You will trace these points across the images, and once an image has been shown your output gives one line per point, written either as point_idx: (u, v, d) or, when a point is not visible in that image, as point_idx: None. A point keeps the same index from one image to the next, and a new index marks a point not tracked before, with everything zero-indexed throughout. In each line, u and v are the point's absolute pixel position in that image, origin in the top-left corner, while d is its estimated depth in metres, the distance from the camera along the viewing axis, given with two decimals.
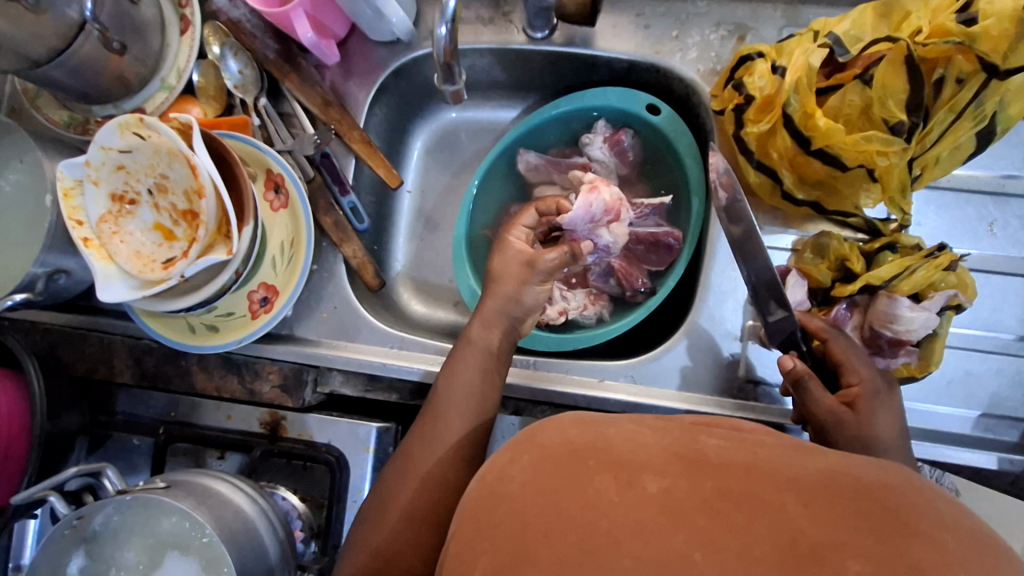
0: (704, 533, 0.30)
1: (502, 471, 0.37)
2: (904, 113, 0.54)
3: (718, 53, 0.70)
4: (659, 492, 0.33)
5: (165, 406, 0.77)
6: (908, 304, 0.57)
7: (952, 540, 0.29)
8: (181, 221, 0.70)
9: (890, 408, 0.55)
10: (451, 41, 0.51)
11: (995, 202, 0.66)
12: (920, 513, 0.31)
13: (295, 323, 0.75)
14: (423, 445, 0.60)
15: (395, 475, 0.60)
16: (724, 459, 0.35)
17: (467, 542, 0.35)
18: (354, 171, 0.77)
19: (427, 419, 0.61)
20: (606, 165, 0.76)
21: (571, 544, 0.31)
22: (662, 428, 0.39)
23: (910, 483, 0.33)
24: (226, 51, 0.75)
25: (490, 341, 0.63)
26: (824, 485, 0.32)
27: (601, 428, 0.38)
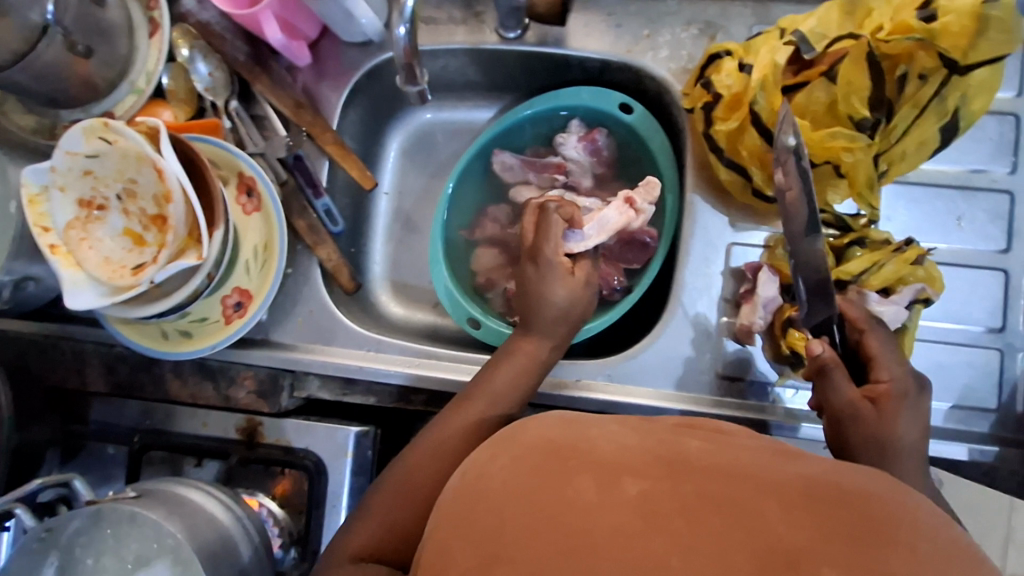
0: (683, 537, 0.31)
1: (478, 471, 0.37)
2: (867, 109, 0.55)
3: (689, 52, 0.70)
4: (640, 494, 0.33)
5: (139, 415, 0.75)
6: (875, 299, 0.58)
7: (925, 549, 0.31)
8: (152, 226, 0.69)
9: (917, 414, 0.54)
10: (410, 41, 0.50)
11: (962, 196, 0.67)
12: (898, 520, 0.32)
13: (271, 328, 0.74)
14: (451, 430, 0.59)
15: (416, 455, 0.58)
16: (703, 461, 0.35)
17: (446, 536, 0.36)
18: (328, 173, 0.76)
19: (460, 405, 0.60)
20: (581, 165, 0.77)
21: (548, 547, 0.32)
22: (646, 429, 0.39)
23: (896, 491, 0.34)
24: (196, 54, 0.74)
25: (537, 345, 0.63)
26: (803, 492, 0.33)
27: (583, 429, 0.38)
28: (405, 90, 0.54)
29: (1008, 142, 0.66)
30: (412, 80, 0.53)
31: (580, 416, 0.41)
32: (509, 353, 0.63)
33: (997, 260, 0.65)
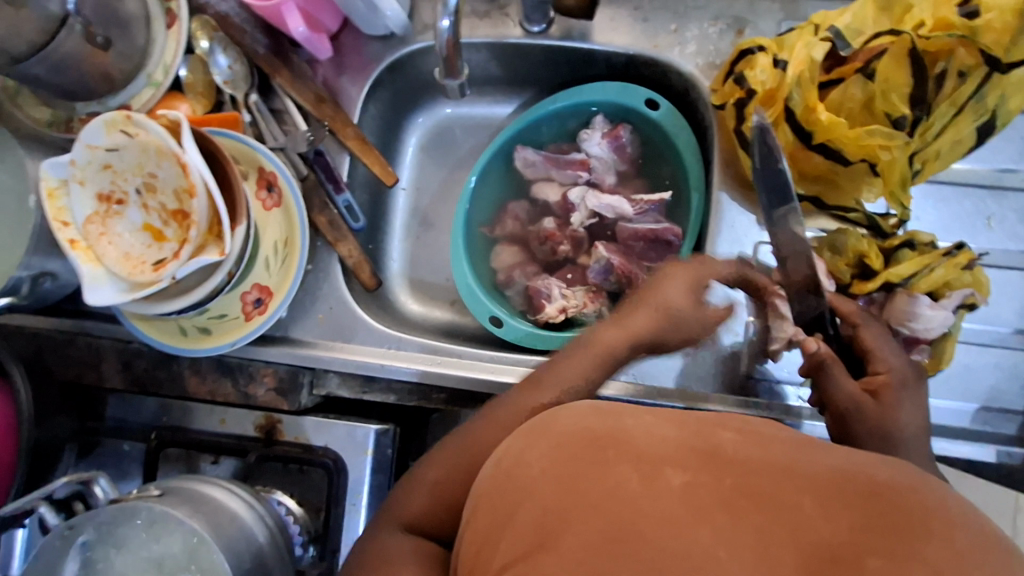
0: (727, 531, 0.31)
1: (518, 460, 0.37)
2: (906, 106, 0.54)
3: (716, 47, 0.69)
4: (683, 486, 0.33)
5: (156, 411, 0.75)
6: (928, 303, 0.58)
7: (962, 539, 0.30)
8: (171, 221, 0.68)
9: (916, 402, 0.53)
10: (453, 33, 0.49)
11: (991, 195, 0.66)
12: (932, 511, 0.31)
13: (291, 325, 0.74)
14: (512, 412, 0.55)
15: (476, 435, 0.55)
16: (743, 455, 0.35)
17: (488, 522, 0.36)
18: (349, 169, 0.75)
19: (526, 390, 0.56)
20: (605, 161, 0.76)
21: (591, 534, 0.32)
22: (682, 420, 0.39)
23: (923, 486, 0.33)
24: (215, 47, 0.72)
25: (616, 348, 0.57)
26: (836, 484, 0.32)
27: (621, 420, 0.38)
28: (444, 83, 0.53)
29: None
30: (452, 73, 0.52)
31: (615, 405, 0.41)
32: (584, 344, 0.58)
33: None
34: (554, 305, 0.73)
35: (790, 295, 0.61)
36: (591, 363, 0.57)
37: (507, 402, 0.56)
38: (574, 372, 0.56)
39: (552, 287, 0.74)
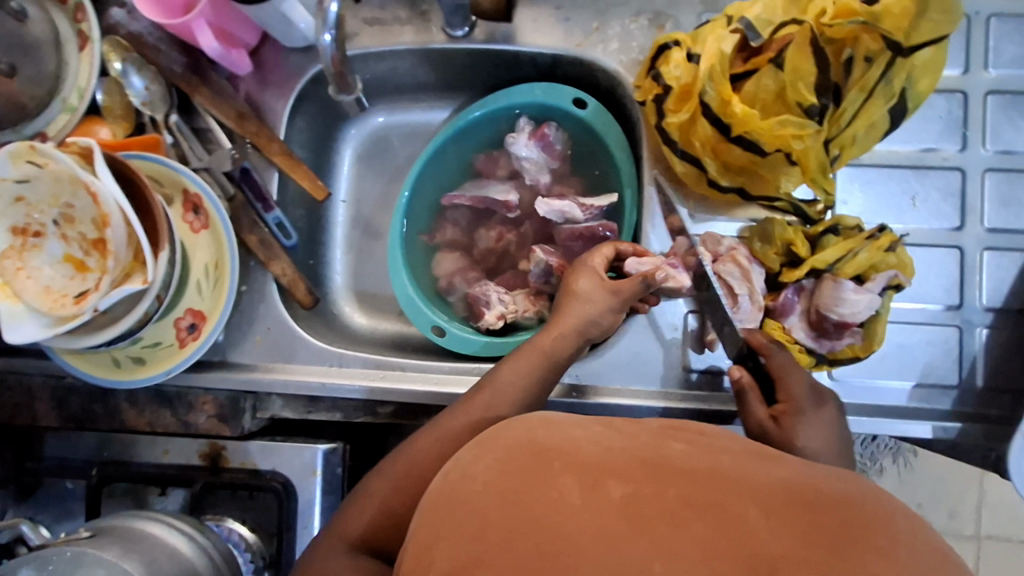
0: (667, 543, 0.31)
1: (465, 469, 0.37)
2: (814, 95, 0.55)
3: (639, 43, 0.69)
4: (623, 498, 0.33)
5: (97, 446, 0.71)
6: (853, 287, 0.59)
7: (906, 556, 0.30)
8: (93, 251, 0.66)
9: (823, 425, 0.55)
10: (337, 49, 0.49)
11: (915, 176, 0.67)
12: (880, 527, 0.31)
13: (228, 348, 0.72)
14: (461, 421, 0.57)
15: (425, 441, 0.57)
16: (688, 464, 0.35)
17: (428, 534, 0.36)
18: (278, 185, 0.74)
19: (471, 396, 0.58)
20: (535, 162, 0.75)
21: (531, 551, 0.32)
22: (632, 431, 0.39)
23: (872, 495, 0.34)
24: (129, 67, 0.70)
25: (557, 351, 0.60)
26: (785, 494, 0.32)
27: (568, 430, 0.38)
28: (339, 99, 0.54)
29: (957, 119, 0.67)
30: (345, 88, 0.53)
31: (559, 416, 0.41)
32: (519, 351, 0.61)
33: (952, 237, 0.66)
34: (492, 311, 0.72)
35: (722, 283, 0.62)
36: (536, 367, 0.59)
37: (456, 409, 0.58)
38: (514, 379, 0.58)
39: (490, 293, 0.73)
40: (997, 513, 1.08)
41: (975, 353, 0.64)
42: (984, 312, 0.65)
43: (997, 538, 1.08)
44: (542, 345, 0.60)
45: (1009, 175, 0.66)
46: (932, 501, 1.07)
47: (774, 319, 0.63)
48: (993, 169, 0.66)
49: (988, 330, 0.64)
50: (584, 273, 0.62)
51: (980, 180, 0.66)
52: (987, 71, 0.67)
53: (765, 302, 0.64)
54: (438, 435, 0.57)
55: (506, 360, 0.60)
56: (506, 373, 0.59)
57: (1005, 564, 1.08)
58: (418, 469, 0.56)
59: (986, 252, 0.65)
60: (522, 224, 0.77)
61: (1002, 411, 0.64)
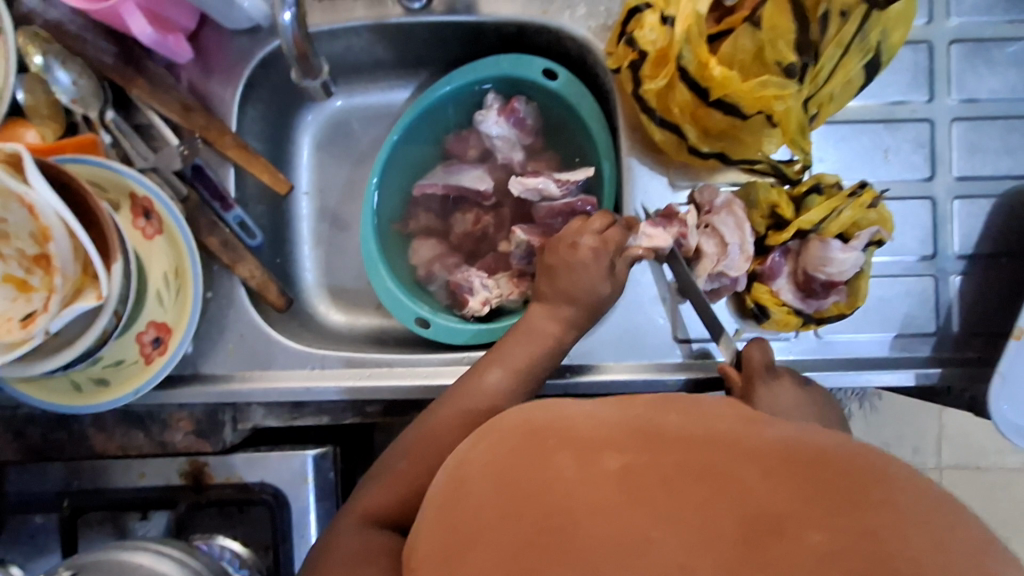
0: (661, 511, 0.30)
1: (462, 457, 0.39)
2: (794, 54, 0.53)
3: (607, 6, 0.66)
4: (622, 468, 0.32)
5: (64, 477, 0.66)
6: (839, 247, 0.60)
7: (902, 501, 0.30)
8: (34, 268, 0.59)
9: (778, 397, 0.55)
10: (298, 29, 0.46)
11: (888, 129, 0.67)
12: (870, 474, 0.32)
13: (200, 360, 0.67)
14: (471, 402, 0.56)
15: (440, 417, 0.56)
16: (680, 433, 0.35)
17: (441, 510, 0.36)
18: (235, 181, 0.68)
19: (478, 372, 0.58)
20: (507, 139, 0.72)
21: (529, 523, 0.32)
22: (626, 404, 0.39)
23: (856, 446, 0.34)
24: (51, 61, 0.63)
25: (554, 329, 0.60)
26: (784, 458, 0.32)
27: (560, 409, 0.38)
28: (303, 84, 0.50)
29: (924, 70, 0.67)
30: (309, 72, 0.49)
31: (550, 400, 0.40)
32: (524, 327, 0.60)
33: (923, 188, 0.67)
34: (477, 297, 0.70)
35: (709, 234, 0.62)
36: (540, 347, 0.59)
37: (465, 384, 0.57)
38: (519, 359, 0.58)
39: (473, 279, 0.70)
40: (956, 443, 1.14)
41: (950, 300, 0.66)
42: (957, 259, 0.66)
43: (957, 467, 1.14)
44: (545, 328, 0.60)
45: (974, 124, 0.67)
46: (897, 439, 1.13)
47: (762, 283, 0.63)
48: (959, 119, 0.67)
49: (962, 278, 0.66)
50: (580, 256, 0.59)
51: (948, 129, 0.67)
52: (950, 19, 0.67)
53: (754, 266, 0.64)
54: (452, 410, 0.56)
55: (517, 334, 0.60)
56: (516, 346, 0.59)
57: (968, 490, 1.14)
58: (434, 442, 0.55)
59: (955, 202, 0.67)
60: (498, 206, 0.74)
61: (980, 352, 0.66)
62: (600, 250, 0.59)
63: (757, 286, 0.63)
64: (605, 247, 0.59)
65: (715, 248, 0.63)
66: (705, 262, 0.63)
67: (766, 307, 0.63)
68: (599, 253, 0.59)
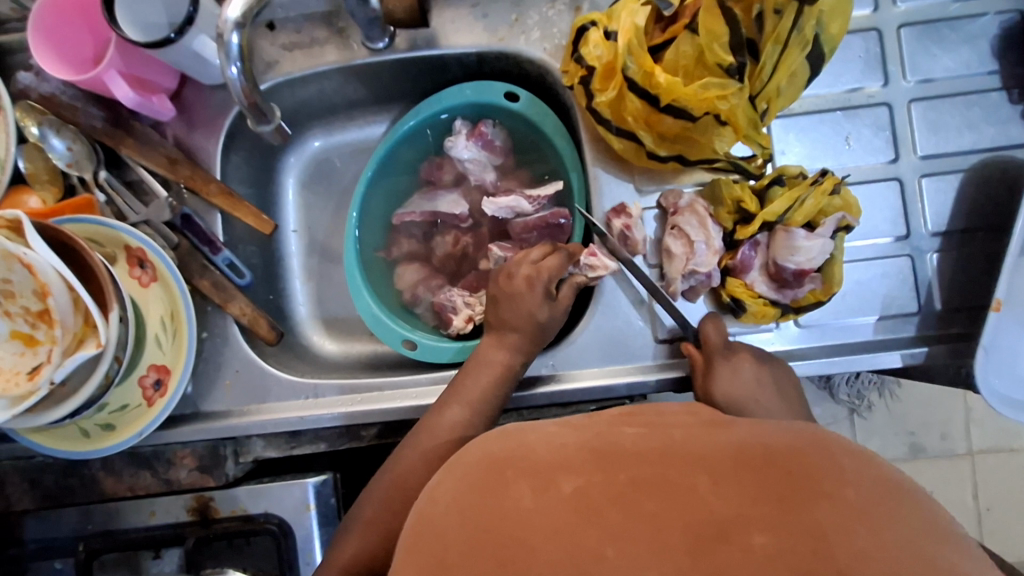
0: (615, 526, 0.31)
1: (431, 494, 0.37)
2: (730, 54, 0.55)
3: (559, 28, 0.69)
4: (574, 492, 0.33)
5: (79, 521, 0.69)
6: (804, 235, 0.61)
7: (852, 495, 0.31)
8: (39, 323, 0.62)
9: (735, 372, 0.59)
10: (245, 81, 0.50)
11: (846, 116, 0.68)
12: (824, 471, 0.32)
13: (199, 399, 0.70)
14: (432, 440, 0.58)
15: (406, 462, 0.58)
16: (637, 446, 0.35)
17: (415, 550, 0.35)
18: (223, 226, 0.72)
19: (438, 410, 0.60)
20: (478, 161, 0.75)
21: (496, 551, 0.32)
22: (584, 423, 0.38)
23: (817, 439, 0.34)
24: (46, 130, 0.68)
25: (507, 357, 0.62)
26: (734, 459, 0.33)
27: (523, 436, 0.38)
28: (258, 130, 0.54)
29: (876, 56, 0.68)
30: (263, 118, 0.54)
31: (523, 424, 0.41)
32: (480, 359, 0.62)
33: (889, 169, 0.67)
34: (460, 315, 0.72)
35: (680, 234, 0.64)
36: (496, 379, 0.61)
37: (426, 424, 0.59)
38: (473, 392, 0.60)
39: (455, 298, 0.73)
40: (987, 427, 1.10)
41: (929, 278, 0.66)
42: (932, 237, 0.66)
43: (991, 452, 1.10)
44: (496, 360, 0.62)
45: (933, 103, 0.68)
46: (922, 427, 1.10)
47: (735, 277, 0.64)
48: (917, 100, 0.68)
49: (938, 255, 0.66)
50: (513, 284, 0.64)
51: (907, 112, 0.68)
52: (897, 5, 0.68)
53: (725, 261, 0.65)
54: (414, 452, 0.58)
55: (472, 369, 0.62)
56: (471, 380, 0.61)
57: (1006, 475, 1.10)
58: (401, 486, 0.57)
59: (923, 180, 0.67)
60: (476, 227, 0.77)
61: (963, 328, 0.65)
62: (533, 278, 0.63)
63: (730, 280, 0.64)
64: (540, 274, 0.63)
65: (683, 247, 0.64)
66: (676, 262, 0.64)
67: (741, 300, 0.63)
68: (534, 281, 0.63)
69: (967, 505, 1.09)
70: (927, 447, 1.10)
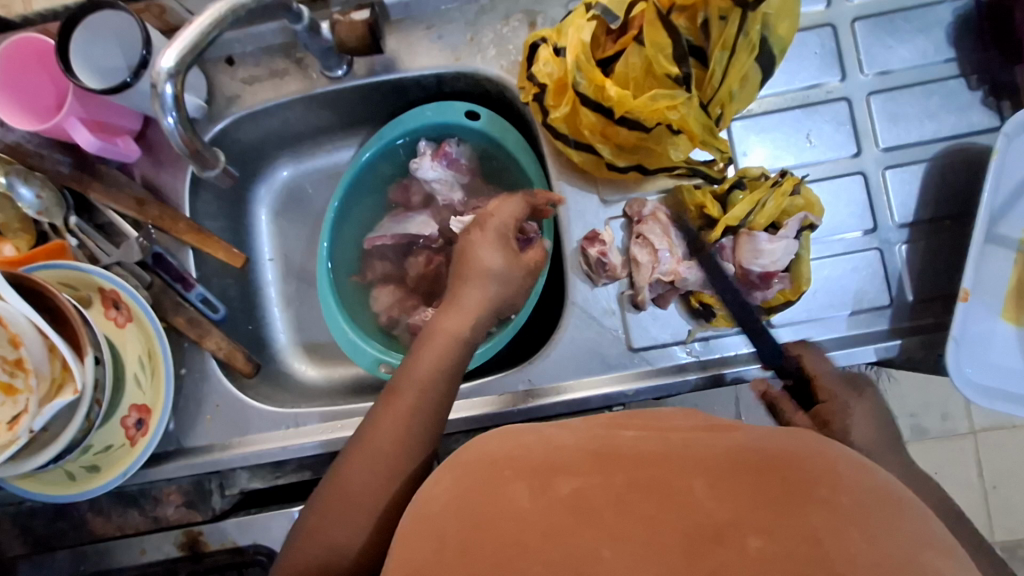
0: (613, 528, 0.31)
1: (426, 493, 0.37)
2: (674, 65, 0.56)
3: (514, 44, 0.69)
4: (573, 492, 0.33)
5: (71, 562, 0.70)
6: (766, 238, 0.61)
7: (846, 502, 0.31)
8: (17, 371, 0.59)
9: (869, 411, 0.56)
10: (183, 130, 0.51)
11: (806, 114, 0.68)
12: (822, 478, 0.32)
13: (182, 436, 0.71)
14: (382, 435, 0.52)
15: (353, 464, 0.51)
16: (637, 449, 0.35)
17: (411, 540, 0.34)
18: (195, 262, 0.73)
19: (385, 403, 0.54)
20: (445, 180, 0.75)
21: (487, 555, 0.32)
22: (581, 426, 0.39)
23: (817, 449, 0.34)
24: (14, 180, 0.68)
25: (457, 331, 0.58)
26: (732, 463, 0.33)
27: (520, 436, 0.38)
28: (203, 176, 0.55)
29: (831, 51, 0.68)
30: (205, 163, 0.54)
31: (518, 425, 0.41)
32: (427, 337, 0.58)
33: (852, 164, 0.67)
34: None
35: (646, 242, 0.64)
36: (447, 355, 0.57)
37: (375, 419, 0.53)
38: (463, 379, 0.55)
39: None
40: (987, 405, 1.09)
41: (899, 269, 0.66)
42: (899, 229, 0.66)
43: (992, 430, 1.09)
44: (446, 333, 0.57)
45: (892, 94, 0.67)
46: (922, 409, 1.09)
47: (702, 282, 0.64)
48: (876, 92, 0.68)
49: (907, 246, 0.66)
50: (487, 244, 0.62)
51: (866, 105, 0.68)
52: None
53: None
54: (362, 455, 0.51)
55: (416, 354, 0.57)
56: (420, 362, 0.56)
57: (1009, 453, 1.09)
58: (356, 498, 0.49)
59: (887, 171, 0.67)
60: (447, 247, 0.77)
61: (936, 317, 0.65)
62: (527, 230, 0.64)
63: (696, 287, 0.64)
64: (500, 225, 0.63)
65: (647, 254, 0.64)
66: (642, 270, 0.64)
67: (710, 305, 0.64)
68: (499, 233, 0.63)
69: (972, 485, 1.09)
70: (929, 429, 1.09)
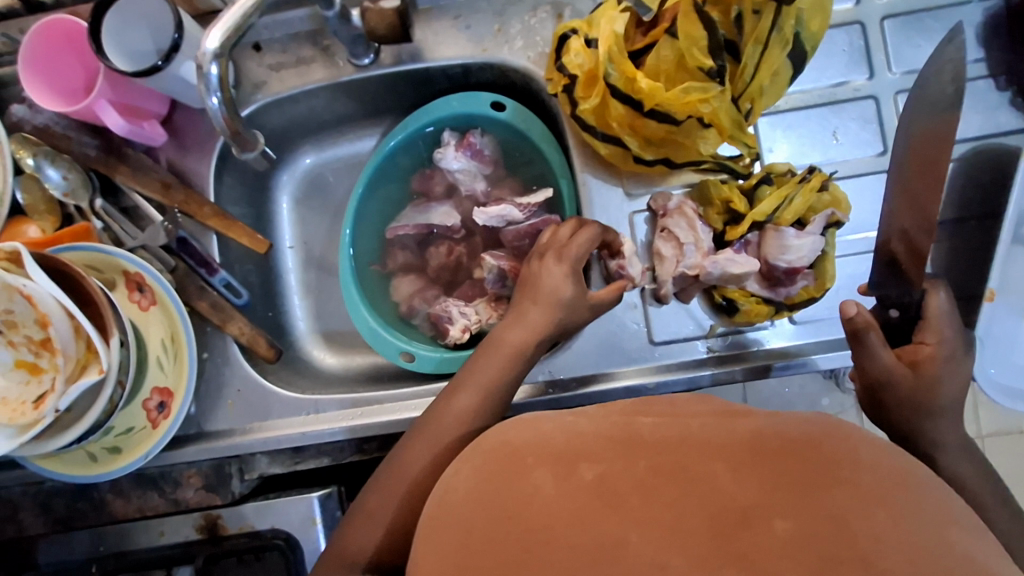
0: (638, 511, 0.31)
1: (447, 483, 0.38)
2: (709, 57, 0.55)
3: (542, 36, 0.69)
4: (596, 478, 0.33)
5: (91, 542, 0.70)
6: (794, 234, 0.61)
7: (869, 481, 0.31)
8: (42, 351, 0.61)
9: (957, 367, 0.54)
10: (226, 109, 0.51)
11: (832, 111, 0.68)
12: (845, 459, 0.31)
13: (203, 419, 0.71)
14: (442, 428, 0.54)
15: (409, 451, 0.54)
16: (658, 435, 0.35)
17: (434, 534, 0.35)
18: (219, 247, 0.73)
19: (445, 396, 0.56)
20: (468, 171, 0.75)
21: (515, 537, 0.32)
22: (597, 414, 0.39)
23: (834, 427, 0.34)
24: (42, 161, 0.69)
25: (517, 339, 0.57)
26: (753, 447, 0.32)
27: (540, 424, 0.38)
28: (243, 157, 0.55)
29: (860, 49, 0.68)
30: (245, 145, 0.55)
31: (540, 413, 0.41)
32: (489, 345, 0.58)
33: (877, 162, 0.67)
34: (456, 325, 0.72)
35: (672, 238, 0.64)
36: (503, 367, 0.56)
37: (432, 414, 0.55)
38: (485, 375, 0.56)
39: (451, 308, 0.73)
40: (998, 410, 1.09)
41: None
42: None
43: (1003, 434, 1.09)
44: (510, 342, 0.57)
45: None
46: None
47: None
48: (903, 91, 0.67)
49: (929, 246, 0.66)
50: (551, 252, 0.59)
51: (893, 103, 0.68)
52: None
53: None
54: (421, 444, 0.53)
55: (478, 356, 0.57)
56: (480, 365, 0.57)
57: None
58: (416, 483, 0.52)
59: None
60: (468, 237, 0.78)
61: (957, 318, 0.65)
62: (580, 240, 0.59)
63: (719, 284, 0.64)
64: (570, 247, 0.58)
65: (673, 249, 0.64)
66: (666, 264, 0.64)
67: (734, 300, 0.64)
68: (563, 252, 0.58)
69: None
70: None
